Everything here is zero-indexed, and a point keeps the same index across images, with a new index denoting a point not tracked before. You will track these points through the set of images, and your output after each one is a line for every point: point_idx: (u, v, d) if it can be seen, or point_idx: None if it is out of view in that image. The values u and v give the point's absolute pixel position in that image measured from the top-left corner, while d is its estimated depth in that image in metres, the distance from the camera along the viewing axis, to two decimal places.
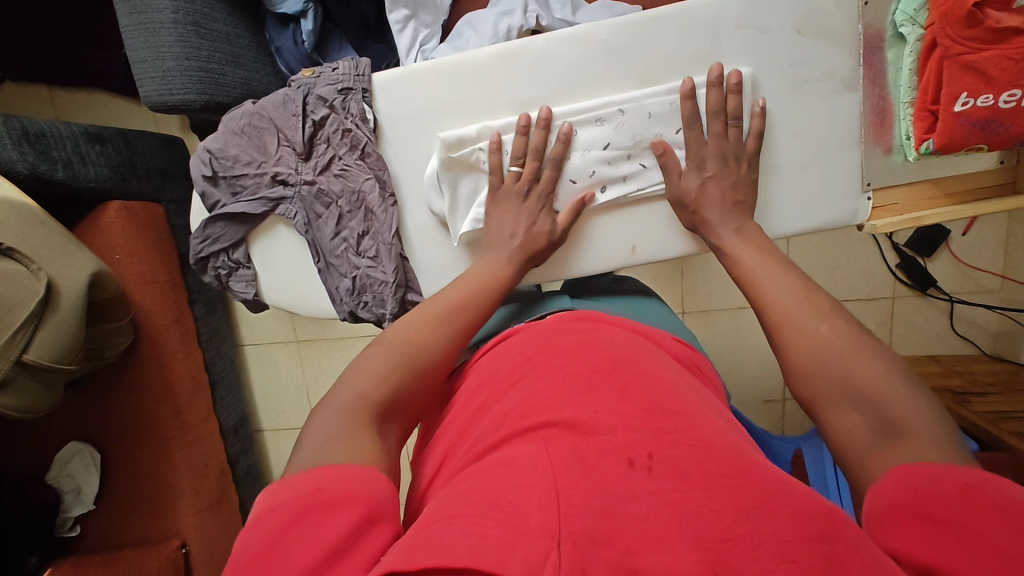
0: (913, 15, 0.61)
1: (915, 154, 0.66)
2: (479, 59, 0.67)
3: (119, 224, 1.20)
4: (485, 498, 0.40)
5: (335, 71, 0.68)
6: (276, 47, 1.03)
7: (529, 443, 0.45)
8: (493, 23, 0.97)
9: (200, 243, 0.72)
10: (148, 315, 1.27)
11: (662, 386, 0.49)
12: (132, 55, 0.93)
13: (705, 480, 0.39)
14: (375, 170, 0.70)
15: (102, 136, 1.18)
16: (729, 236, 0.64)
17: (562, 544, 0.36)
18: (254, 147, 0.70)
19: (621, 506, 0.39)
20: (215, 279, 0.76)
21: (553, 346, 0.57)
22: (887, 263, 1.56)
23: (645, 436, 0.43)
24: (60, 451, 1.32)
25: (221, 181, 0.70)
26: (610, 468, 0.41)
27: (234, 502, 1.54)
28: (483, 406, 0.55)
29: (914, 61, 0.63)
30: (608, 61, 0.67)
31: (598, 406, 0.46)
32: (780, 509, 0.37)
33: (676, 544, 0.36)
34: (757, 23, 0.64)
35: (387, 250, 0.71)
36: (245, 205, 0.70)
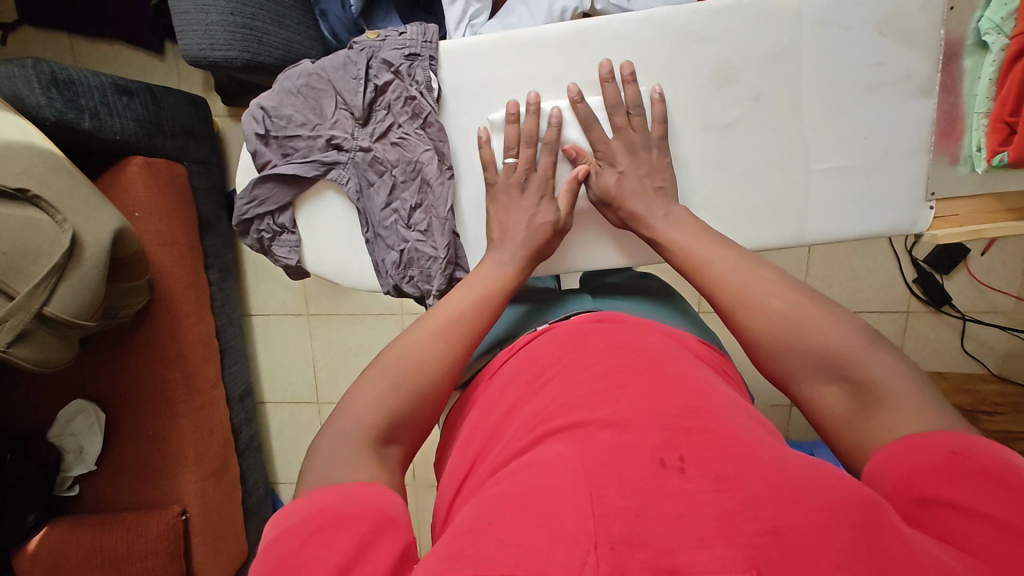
0: (1000, 24, 0.60)
1: (985, 166, 0.65)
2: (552, 35, 0.65)
3: (142, 181, 1.17)
4: (512, 500, 0.38)
5: (402, 36, 0.66)
6: (321, 10, 1.00)
7: (558, 443, 0.43)
8: (548, 2, 0.95)
9: (247, 205, 0.70)
10: (164, 277, 1.25)
11: (695, 388, 0.47)
12: (175, 7, 0.90)
13: (744, 483, 0.36)
14: (435, 141, 0.68)
15: (130, 89, 1.14)
16: (658, 221, 0.63)
17: (599, 546, 0.34)
18: (310, 108, 0.67)
19: (658, 507, 0.36)
20: (256, 242, 0.73)
21: (580, 350, 0.55)
22: (905, 277, 1.57)
23: (677, 436, 0.41)
24: (64, 409, 1.29)
25: (272, 141, 0.68)
26: (644, 466, 0.38)
27: (236, 472, 1.52)
28: (509, 410, 0.54)
29: (994, 71, 0.62)
30: (685, 46, 0.65)
31: (629, 404, 0.45)
32: (822, 500, 0.35)
33: (719, 542, 0.33)
34: (840, 20, 0.63)
35: (440, 224, 0.69)
36: (296, 167, 0.68)
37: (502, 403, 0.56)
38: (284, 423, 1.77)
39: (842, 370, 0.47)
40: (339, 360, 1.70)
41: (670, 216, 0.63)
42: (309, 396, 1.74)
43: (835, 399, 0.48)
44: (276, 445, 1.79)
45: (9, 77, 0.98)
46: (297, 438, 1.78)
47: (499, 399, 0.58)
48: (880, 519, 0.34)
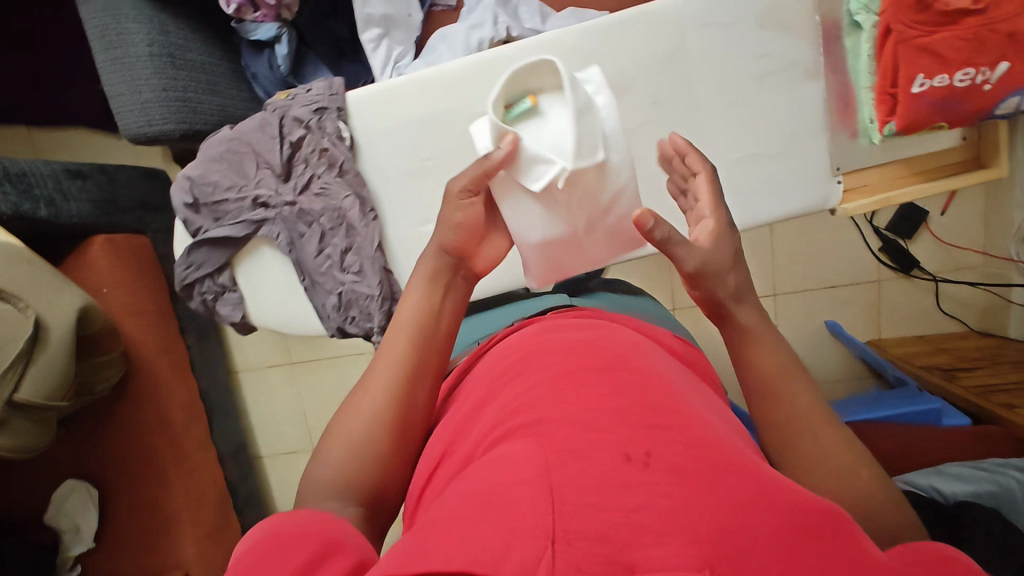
0: (867, 4, 0.68)
1: (879, 136, 0.73)
2: (453, 70, 0.69)
3: (104, 258, 1.22)
4: (476, 499, 0.38)
5: (310, 92, 0.70)
6: (252, 73, 1.05)
7: (519, 439, 0.42)
8: (465, 36, 0.99)
9: (185, 270, 0.72)
10: (138, 346, 1.29)
11: (658, 388, 0.48)
12: (109, 90, 0.94)
13: (702, 479, 0.38)
14: (355, 187, 0.71)
15: (83, 172, 1.18)
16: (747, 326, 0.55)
17: (556, 544, 0.34)
18: (233, 171, 0.70)
19: (616, 500, 0.36)
20: (200, 305, 0.76)
21: (543, 349, 0.55)
22: (870, 247, 1.59)
23: (637, 430, 0.42)
24: (57, 489, 1.30)
25: (203, 207, 0.71)
26: (605, 459, 0.39)
27: (236, 530, 1.53)
28: (479, 401, 0.53)
29: (870, 47, 0.71)
30: (577, 64, 0.68)
31: (591, 404, 0.44)
32: (772, 504, 0.37)
33: (678, 537, 0.34)
34: (719, 21, 0.67)
35: (372, 264, 0.72)
36: (228, 229, 0.70)
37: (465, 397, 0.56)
38: (282, 475, 1.77)
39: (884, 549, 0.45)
40: (329, 405, 1.72)
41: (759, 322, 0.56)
42: (304, 444, 1.75)
43: None
44: (276, 498, 1.78)
45: None
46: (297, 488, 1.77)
47: (469, 393, 0.58)
48: (826, 523, 0.36)
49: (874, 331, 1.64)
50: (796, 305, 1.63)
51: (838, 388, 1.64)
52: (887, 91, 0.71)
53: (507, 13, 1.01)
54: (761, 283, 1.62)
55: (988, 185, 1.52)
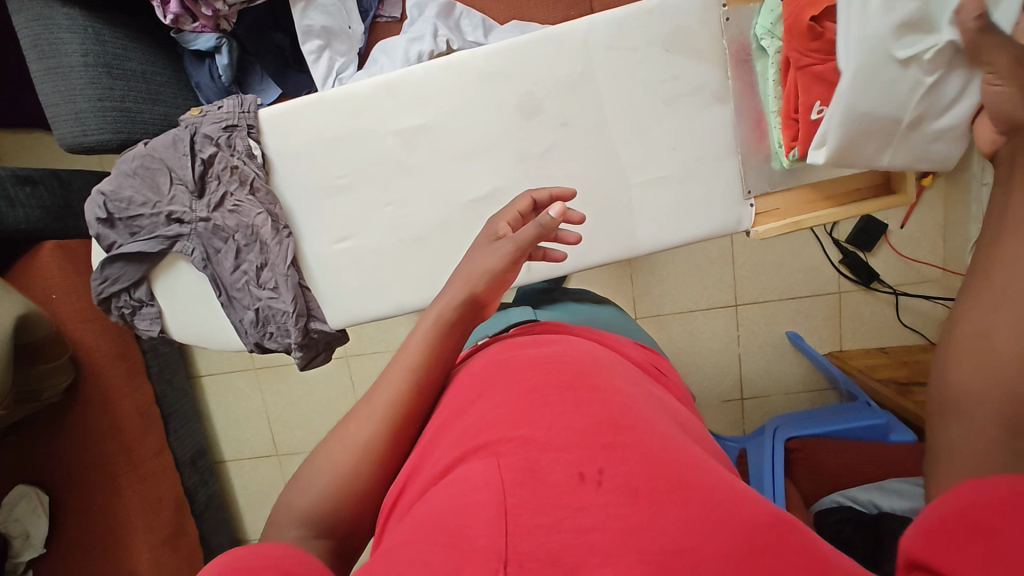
0: (770, 29, 0.69)
1: (787, 161, 0.74)
2: (362, 90, 0.72)
3: (54, 264, 1.22)
4: (429, 523, 0.39)
5: (220, 110, 0.74)
6: (195, 83, 1.05)
7: (478, 459, 0.42)
8: (404, 49, 0.99)
9: (101, 284, 0.77)
10: (89, 352, 1.28)
11: (621, 400, 0.46)
12: (44, 100, 0.94)
13: (654, 498, 0.37)
14: (267, 205, 0.76)
15: (32, 177, 1.17)
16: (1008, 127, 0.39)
17: (508, 566, 0.35)
18: (147, 187, 0.75)
19: (569, 521, 0.37)
20: (119, 317, 0.81)
21: (511, 361, 0.53)
22: (830, 258, 1.59)
23: (595, 450, 0.41)
24: (5, 496, 1.29)
25: (117, 223, 0.76)
26: (560, 480, 0.39)
27: (194, 536, 1.53)
28: (442, 424, 0.51)
29: (775, 72, 0.72)
30: (488, 84, 0.71)
31: (552, 420, 0.43)
32: (729, 518, 0.36)
33: (624, 557, 0.34)
34: (626, 44, 0.69)
35: (285, 280, 0.77)
36: (142, 243, 0.75)
37: (438, 412, 0.54)
38: (247, 478, 1.77)
39: None
40: (293, 410, 1.72)
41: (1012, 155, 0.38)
42: (268, 449, 1.75)
43: None
44: (241, 502, 1.79)
45: None
46: (261, 492, 1.77)
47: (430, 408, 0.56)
48: (792, 536, 0.35)
49: (835, 343, 1.64)
50: (757, 315, 1.63)
51: (799, 398, 1.65)
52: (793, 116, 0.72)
53: (449, 26, 1.01)
54: (721, 293, 1.63)
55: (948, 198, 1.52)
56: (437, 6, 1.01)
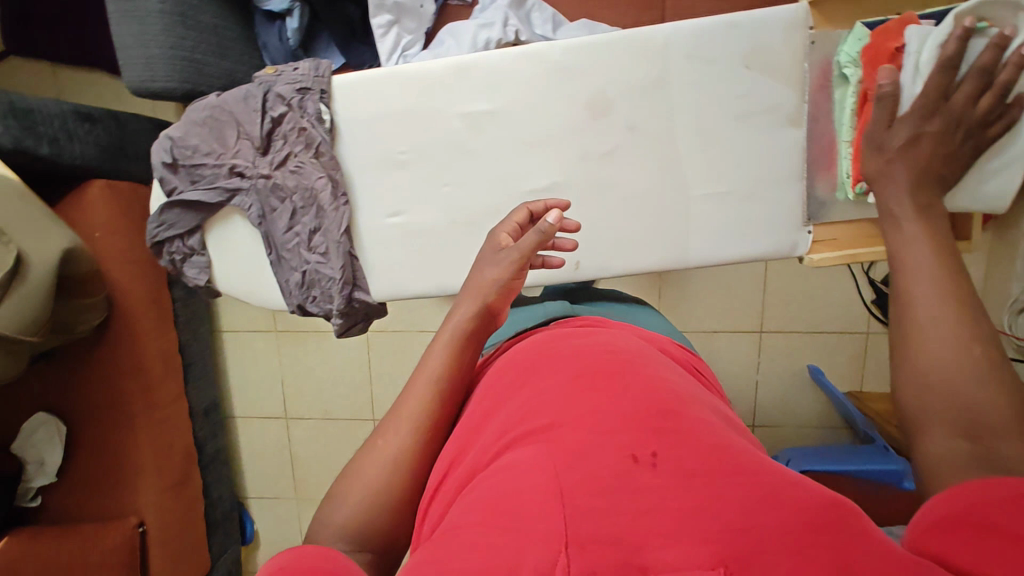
0: (854, 57, 0.67)
1: (852, 193, 0.69)
2: (436, 69, 0.73)
3: (102, 202, 1.24)
4: (483, 503, 0.39)
5: (296, 71, 0.76)
6: (263, 43, 1.07)
7: (529, 444, 0.44)
8: (473, 34, 0.99)
9: (157, 228, 0.79)
10: (123, 293, 1.31)
11: (665, 389, 0.48)
12: (117, 41, 0.96)
13: (709, 480, 0.38)
14: (328, 169, 0.77)
15: (93, 116, 1.21)
16: (907, 215, 0.55)
17: (570, 547, 0.35)
18: (214, 138, 0.77)
19: (625, 504, 0.37)
20: (169, 262, 0.84)
21: (553, 352, 0.55)
22: (864, 298, 1.56)
23: (645, 433, 0.42)
24: (27, 420, 1.33)
25: (181, 168, 0.78)
26: (613, 461, 0.40)
27: (199, 485, 1.56)
28: (485, 414, 0.53)
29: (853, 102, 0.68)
30: (561, 78, 0.72)
31: (599, 405, 0.45)
32: (785, 501, 0.36)
33: (686, 539, 0.35)
34: (705, 54, 0.68)
35: (336, 247, 0.78)
36: (201, 193, 0.77)
37: (480, 400, 0.55)
38: (254, 437, 1.80)
39: (973, 426, 0.41)
40: (308, 376, 1.74)
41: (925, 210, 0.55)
42: (277, 411, 1.77)
43: (952, 449, 0.41)
44: (245, 459, 1.82)
45: None
46: (267, 452, 1.80)
47: (470, 401, 0.58)
48: (850, 522, 0.35)
49: (856, 382, 1.62)
50: (779, 345, 1.62)
51: (811, 434, 1.64)
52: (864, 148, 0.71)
53: (520, 17, 1.01)
54: (747, 318, 1.61)
55: None
56: None
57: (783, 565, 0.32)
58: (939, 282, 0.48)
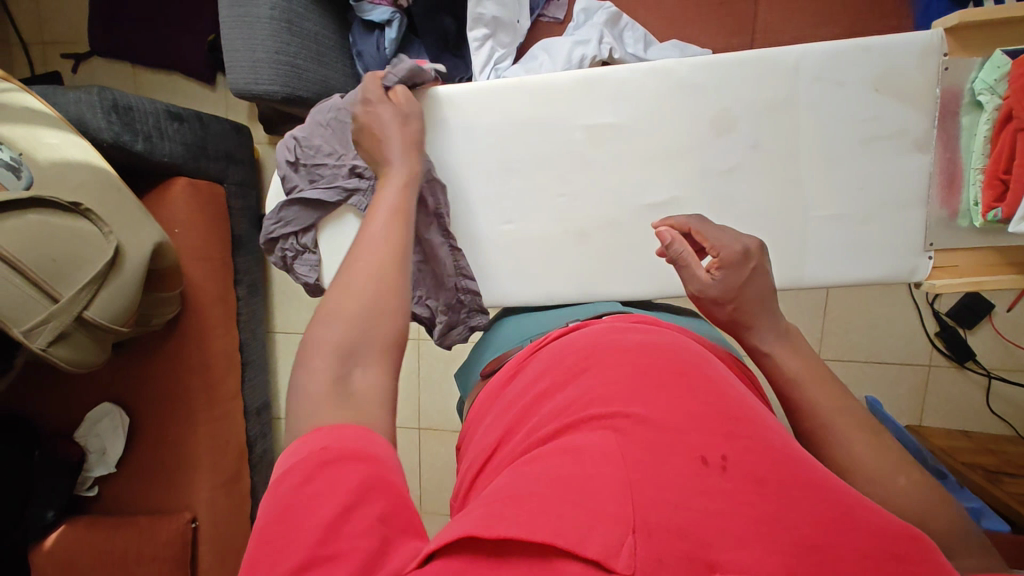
0: (993, 85, 0.69)
1: (981, 220, 0.74)
2: (564, 82, 0.79)
3: (183, 199, 1.27)
4: (552, 484, 0.40)
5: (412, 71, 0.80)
6: (358, 51, 1.09)
7: (595, 431, 0.45)
8: (568, 51, 1.01)
9: (275, 225, 0.82)
10: (196, 289, 1.33)
11: (732, 394, 0.48)
12: (226, 44, 0.99)
13: (781, 487, 0.39)
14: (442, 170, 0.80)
15: (182, 115, 1.25)
16: (772, 343, 0.66)
17: (636, 532, 0.36)
18: (335, 138, 0.79)
19: (694, 501, 0.38)
20: (279, 261, 0.85)
21: (616, 344, 0.56)
22: (926, 330, 1.53)
23: (720, 436, 0.43)
24: (93, 409, 1.35)
25: (301, 168, 0.81)
26: (683, 461, 0.40)
27: (247, 484, 1.55)
28: (541, 395, 0.56)
29: (988, 128, 0.71)
30: (685, 93, 0.77)
31: (669, 402, 0.45)
32: (860, 522, 0.37)
33: (757, 545, 0.35)
34: (835, 77, 0.74)
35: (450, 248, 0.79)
36: (321, 192, 0.79)
37: (537, 384, 0.59)
38: None
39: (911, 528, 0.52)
40: None
41: (783, 341, 0.66)
42: None
43: None
44: None
45: (76, 102, 1.08)
46: None
47: (528, 389, 0.60)
48: (919, 549, 0.37)
49: (915, 416, 1.57)
50: (838, 374, 1.58)
51: None
52: (998, 177, 0.71)
53: (613, 35, 1.03)
54: (806, 345, 1.58)
55: None
56: (606, 15, 1.03)
57: None
58: (831, 404, 0.60)
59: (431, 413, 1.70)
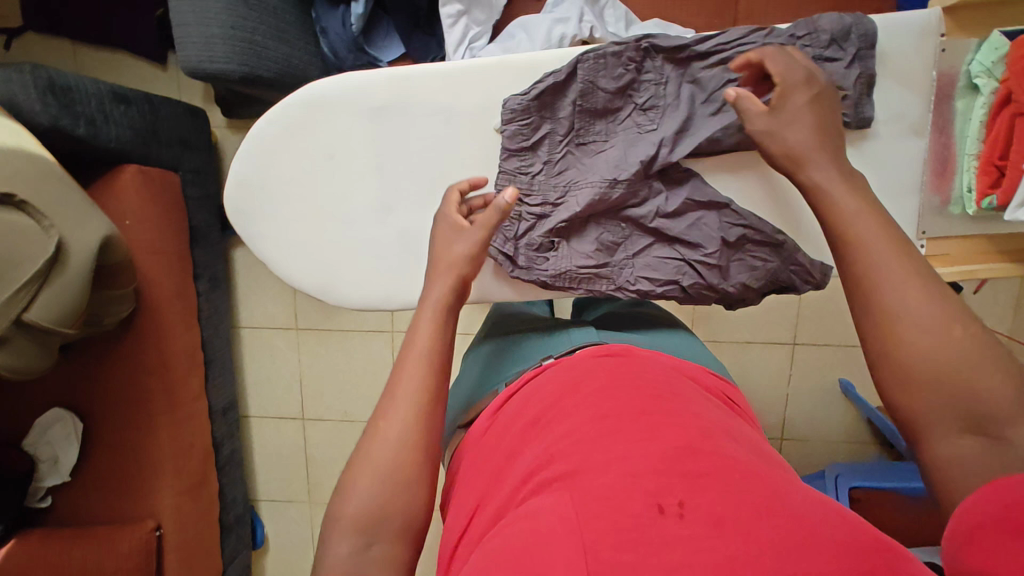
0: (990, 68, 0.73)
1: (974, 208, 0.77)
2: (547, 59, 0.77)
3: (133, 189, 1.17)
4: (506, 565, 0.39)
5: (608, 157, 0.77)
6: (322, 27, 1.03)
7: (550, 491, 0.43)
8: (547, 29, 0.96)
9: (642, 120, 0.76)
10: (151, 286, 1.25)
11: (694, 423, 0.47)
12: (176, 19, 0.91)
13: (740, 528, 0.37)
14: (637, 125, 0.76)
15: (128, 97, 1.16)
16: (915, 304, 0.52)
17: None
18: (616, 159, 0.76)
19: (653, 559, 0.36)
20: (625, 121, 0.77)
21: (580, 384, 0.54)
22: None
23: (674, 478, 0.41)
24: (42, 417, 1.26)
25: (618, 134, 0.77)
26: (638, 511, 0.39)
27: (215, 488, 1.49)
28: (511, 451, 0.53)
29: (984, 112, 0.74)
30: None
31: (626, 448, 0.44)
32: (827, 554, 0.35)
33: None
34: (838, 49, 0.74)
35: (659, 112, 0.75)
36: (619, 147, 0.76)
37: (507, 433, 0.56)
38: (268, 438, 1.72)
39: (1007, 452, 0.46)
40: (326, 375, 1.65)
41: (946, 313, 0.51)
42: (294, 412, 1.69)
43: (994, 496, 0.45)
44: (257, 461, 1.74)
45: (4, 81, 0.98)
46: (278, 456, 1.72)
47: (502, 436, 0.57)
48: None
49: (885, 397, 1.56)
50: (814, 358, 1.56)
51: (839, 448, 1.59)
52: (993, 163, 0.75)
53: (594, 13, 0.98)
54: (782, 328, 1.55)
55: None
56: None
57: None
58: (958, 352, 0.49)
59: None
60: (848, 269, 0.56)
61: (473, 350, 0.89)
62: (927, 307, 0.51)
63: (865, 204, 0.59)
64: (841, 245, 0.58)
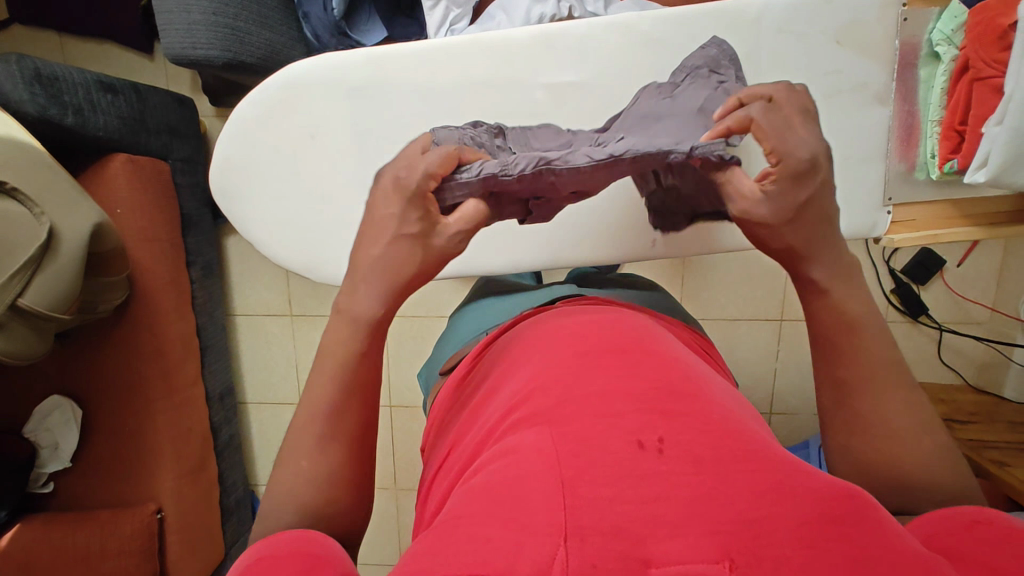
0: (949, 36, 0.79)
1: (937, 172, 0.84)
2: (521, 38, 0.81)
3: (124, 177, 1.19)
4: (488, 494, 0.39)
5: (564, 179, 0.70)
6: (304, 12, 1.04)
7: (530, 429, 0.44)
8: (526, 9, 0.98)
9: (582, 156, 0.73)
10: (145, 274, 1.27)
11: (673, 367, 0.49)
12: (158, 7, 0.92)
13: (719, 467, 0.38)
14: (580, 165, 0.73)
15: (115, 86, 1.16)
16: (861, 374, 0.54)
17: (569, 539, 0.35)
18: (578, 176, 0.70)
19: (631, 492, 0.37)
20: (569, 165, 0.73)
21: (560, 329, 0.56)
22: (882, 287, 1.51)
23: (655, 418, 0.43)
24: (41, 404, 1.28)
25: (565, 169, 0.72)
26: (620, 448, 0.40)
27: (214, 472, 1.51)
28: (489, 389, 0.55)
29: (944, 79, 0.82)
30: (645, 48, 0.81)
31: (607, 389, 0.45)
32: (799, 492, 0.37)
33: (691, 531, 0.35)
34: (797, 30, 0.79)
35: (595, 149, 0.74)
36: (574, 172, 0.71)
37: (487, 375, 0.58)
38: (265, 423, 1.75)
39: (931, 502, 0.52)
40: None
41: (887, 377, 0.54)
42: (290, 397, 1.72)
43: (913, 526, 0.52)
44: (255, 446, 1.77)
45: None
46: (276, 439, 1.75)
47: (484, 375, 0.59)
48: (860, 510, 0.37)
49: None
50: (800, 333, 1.58)
51: None
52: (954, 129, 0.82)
53: None
54: (769, 304, 1.57)
55: (1011, 242, 1.45)
56: None
57: (789, 559, 0.33)
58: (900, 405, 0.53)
59: (400, 389, 1.66)
60: (845, 367, 0.55)
61: (459, 312, 0.89)
62: (908, 417, 0.53)
63: (862, 303, 0.56)
64: (831, 344, 0.56)
